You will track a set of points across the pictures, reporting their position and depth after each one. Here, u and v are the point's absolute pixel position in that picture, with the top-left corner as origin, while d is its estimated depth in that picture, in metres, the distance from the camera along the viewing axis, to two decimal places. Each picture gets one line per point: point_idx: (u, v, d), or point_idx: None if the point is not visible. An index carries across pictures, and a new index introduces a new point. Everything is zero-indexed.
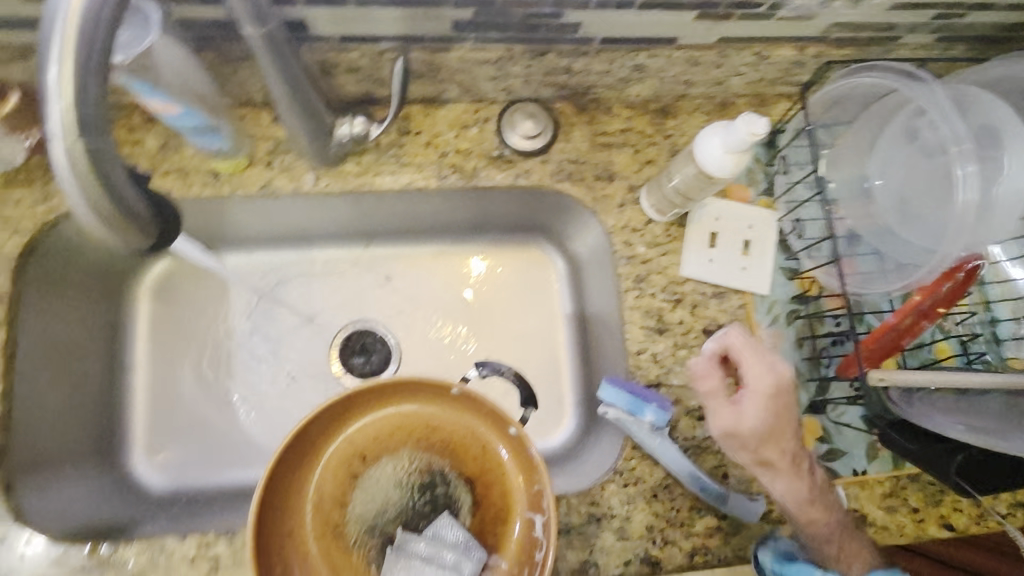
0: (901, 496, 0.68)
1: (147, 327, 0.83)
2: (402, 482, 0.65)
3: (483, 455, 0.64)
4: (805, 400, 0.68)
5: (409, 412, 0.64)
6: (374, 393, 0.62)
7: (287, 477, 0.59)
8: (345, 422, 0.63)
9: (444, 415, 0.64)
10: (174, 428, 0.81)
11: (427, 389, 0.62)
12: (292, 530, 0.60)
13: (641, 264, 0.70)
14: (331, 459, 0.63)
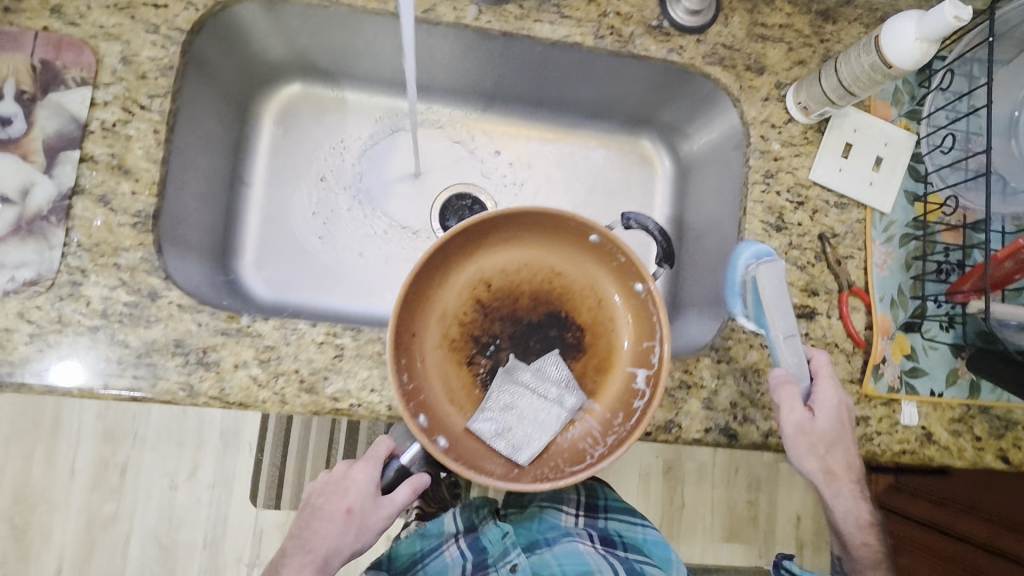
0: (967, 423, 0.72)
1: (269, 147, 0.85)
2: (517, 317, 0.72)
3: (597, 308, 0.71)
4: (902, 318, 0.71)
5: (539, 255, 0.71)
6: (518, 227, 0.68)
7: (426, 281, 0.66)
8: (483, 250, 0.70)
9: (570, 265, 0.71)
10: (283, 247, 0.84)
11: (567, 234, 0.69)
12: (419, 334, 0.67)
13: (772, 160, 0.72)
14: (461, 281, 0.70)
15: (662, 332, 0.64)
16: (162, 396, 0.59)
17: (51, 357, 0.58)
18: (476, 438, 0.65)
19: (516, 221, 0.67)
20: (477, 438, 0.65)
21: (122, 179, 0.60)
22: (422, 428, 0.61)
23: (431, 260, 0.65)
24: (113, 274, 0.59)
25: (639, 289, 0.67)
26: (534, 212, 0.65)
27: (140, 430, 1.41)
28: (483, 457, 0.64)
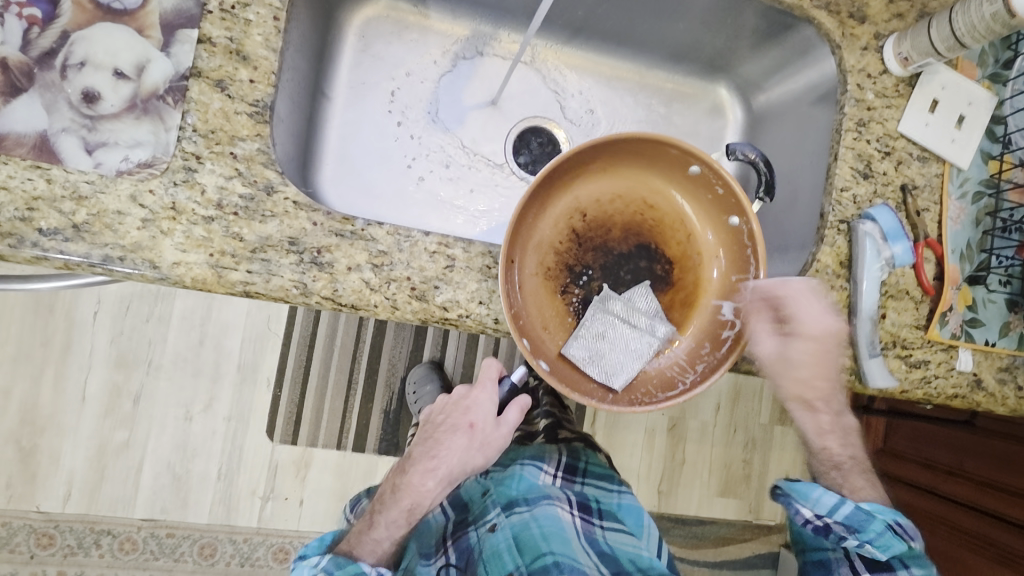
0: (1013, 372, 0.77)
1: (350, 62, 0.83)
2: (608, 249, 0.72)
3: (687, 242, 0.72)
4: (968, 271, 0.76)
5: (634, 187, 0.71)
6: (620, 154, 0.68)
7: (532, 203, 0.65)
8: (581, 178, 0.69)
9: (663, 197, 0.71)
10: (360, 164, 0.82)
11: (666, 163, 0.69)
12: (519, 262, 0.66)
13: (866, 110, 0.75)
14: (558, 209, 0.69)
15: (759, 265, 0.66)
16: (276, 293, 0.58)
17: (165, 245, 0.55)
18: (573, 366, 0.66)
19: (621, 147, 0.66)
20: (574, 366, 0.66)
21: (240, 66, 0.58)
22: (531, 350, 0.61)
23: (539, 185, 0.64)
24: (230, 164, 0.57)
25: (735, 223, 0.68)
26: (644, 139, 0.65)
27: (155, 359, 1.37)
28: (582, 383, 0.65)
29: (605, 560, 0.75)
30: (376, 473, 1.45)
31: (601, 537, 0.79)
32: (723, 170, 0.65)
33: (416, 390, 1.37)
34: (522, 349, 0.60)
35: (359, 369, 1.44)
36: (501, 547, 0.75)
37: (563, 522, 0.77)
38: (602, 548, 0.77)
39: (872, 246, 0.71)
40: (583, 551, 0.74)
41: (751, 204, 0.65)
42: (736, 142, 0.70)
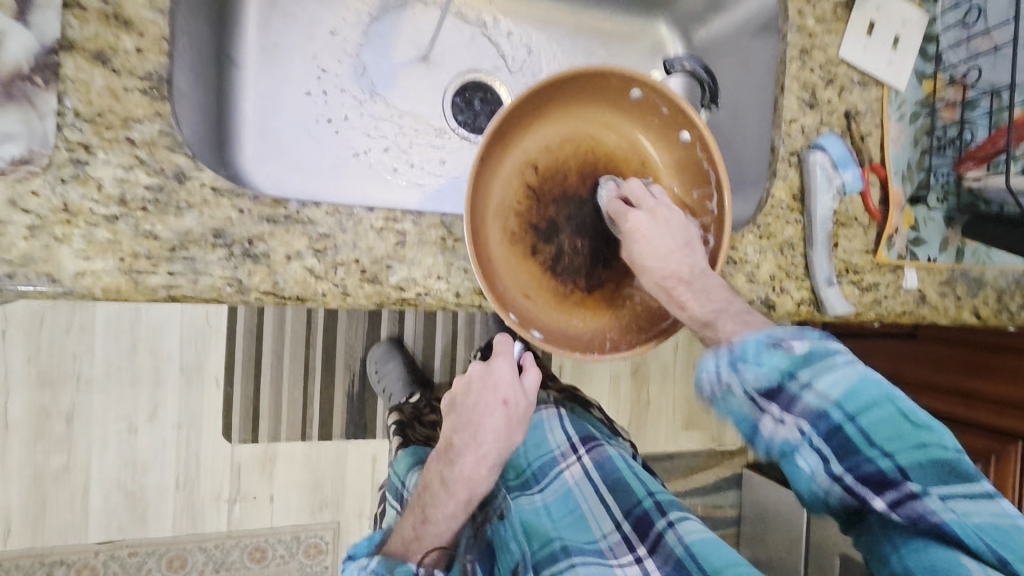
0: (952, 284, 0.81)
1: (256, 21, 0.73)
2: (569, 196, 0.68)
3: (644, 169, 0.69)
4: (909, 191, 0.77)
5: (579, 126, 0.67)
6: (557, 96, 0.64)
7: (480, 167, 0.59)
8: (526, 130, 0.64)
9: (610, 128, 0.68)
10: (285, 136, 0.74)
11: (605, 95, 0.65)
12: (483, 233, 0.61)
13: (807, 37, 0.74)
14: (508, 168, 0.64)
15: (718, 177, 0.63)
16: (207, 294, 0.51)
17: (63, 254, 0.48)
18: (561, 327, 0.63)
19: (559, 89, 0.62)
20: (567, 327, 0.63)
21: (122, 33, 0.50)
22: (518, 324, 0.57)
23: (485, 147, 0.59)
24: (128, 152, 0.50)
25: (686, 138, 0.65)
26: (579, 73, 0.61)
27: (84, 372, 1.25)
28: (576, 341, 0.62)
29: (618, 488, 0.80)
30: (347, 458, 1.40)
31: (613, 464, 0.82)
32: (663, 88, 0.62)
33: (378, 370, 1.33)
34: (507, 323, 0.57)
35: (315, 356, 1.36)
36: (509, 536, 0.75)
37: (570, 488, 0.81)
38: (615, 477, 0.81)
39: (823, 175, 0.71)
40: (597, 510, 0.78)
41: (698, 114, 0.62)
42: (671, 58, 0.75)
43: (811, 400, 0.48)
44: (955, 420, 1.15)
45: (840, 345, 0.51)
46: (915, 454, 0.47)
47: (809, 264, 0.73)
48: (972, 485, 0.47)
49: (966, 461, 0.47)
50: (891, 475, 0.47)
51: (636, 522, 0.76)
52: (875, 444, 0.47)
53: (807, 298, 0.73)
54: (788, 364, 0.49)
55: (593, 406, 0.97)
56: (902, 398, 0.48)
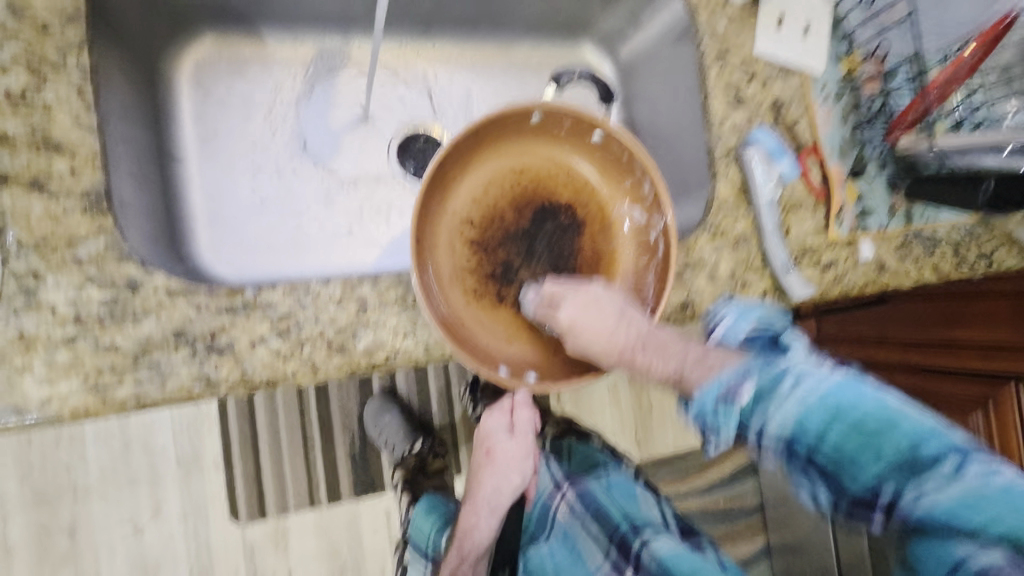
0: (909, 248, 0.83)
1: (192, 115, 0.75)
2: (513, 232, 0.68)
3: (572, 179, 0.69)
4: (849, 166, 0.80)
5: (495, 168, 0.66)
6: (464, 155, 0.62)
7: (419, 255, 0.59)
8: (448, 194, 0.63)
9: (525, 155, 0.67)
10: (237, 222, 0.75)
11: (505, 131, 0.63)
12: (445, 303, 0.61)
13: (721, 40, 0.77)
14: (446, 235, 0.63)
15: (642, 165, 0.63)
16: (177, 395, 0.52)
17: (25, 383, 0.48)
18: (549, 359, 0.63)
19: (462, 149, 0.61)
20: (557, 356, 0.63)
21: (54, 158, 0.50)
22: (505, 376, 0.58)
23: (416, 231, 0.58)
24: (76, 271, 0.50)
25: (598, 138, 0.64)
26: (473, 130, 0.60)
27: (81, 481, 1.23)
28: (567, 366, 0.63)
29: (600, 518, 0.79)
30: (360, 518, 1.38)
31: (594, 493, 0.82)
32: (558, 106, 0.60)
33: (375, 425, 1.31)
34: (498, 380, 0.57)
35: (311, 422, 1.34)
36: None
37: (566, 528, 0.82)
38: (596, 506, 0.80)
39: (761, 168, 0.73)
40: (588, 542, 0.79)
41: (598, 115, 0.61)
42: (561, 72, 0.87)
43: (768, 438, 0.45)
44: (943, 372, 1.16)
45: (788, 366, 0.46)
46: (890, 465, 0.41)
47: (765, 253, 0.75)
48: (947, 472, 0.40)
49: (937, 454, 0.41)
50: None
51: (619, 548, 0.75)
52: (844, 467, 0.43)
53: (770, 286, 0.75)
54: (742, 412, 0.46)
55: (591, 434, 0.94)
56: (853, 408, 0.43)
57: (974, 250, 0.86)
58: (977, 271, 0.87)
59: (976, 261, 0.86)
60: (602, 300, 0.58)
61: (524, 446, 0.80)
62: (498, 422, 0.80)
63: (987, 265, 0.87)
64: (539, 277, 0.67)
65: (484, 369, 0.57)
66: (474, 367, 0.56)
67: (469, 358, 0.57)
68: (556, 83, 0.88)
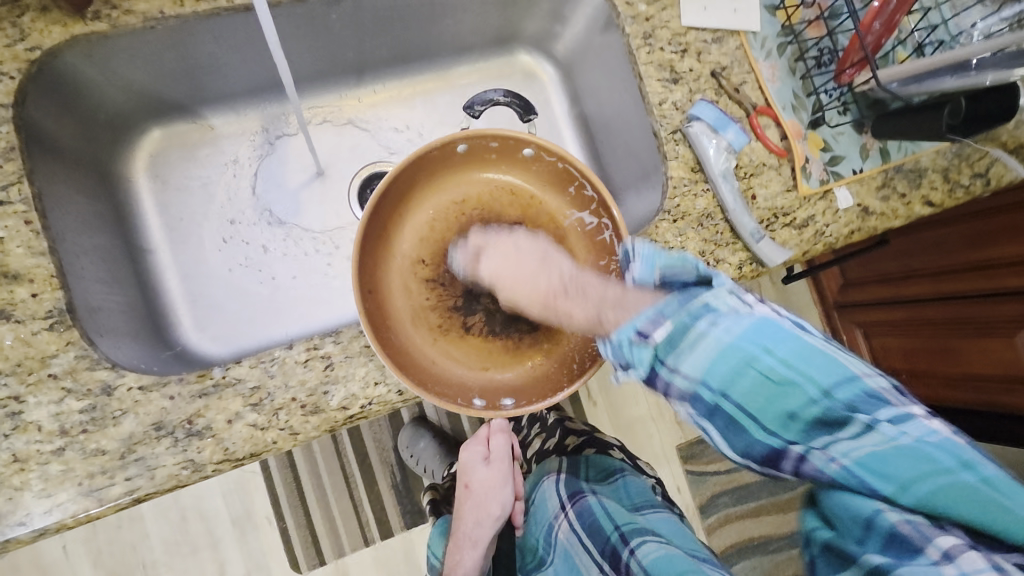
0: (891, 185, 0.78)
1: (155, 207, 0.78)
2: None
3: (515, 196, 0.70)
4: (807, 118, 0.77)
5: (436, 204, 0.67)
6: (398, 199, 0.64)
7: (372, 308, 0.60)
8: (392, 240, 0.65)
9: (462, 185, 0.68)
10: (216, 300, 0.78)
11: (435, 167, 0.65)
12: (410, 347, 0.62)
13: (645, 21, 0.75)
14: (399, 281, 0.65)
15: (578, 170, 0.63)
16: (167, 484, 0.54)
17: (26, 499, 0.52)
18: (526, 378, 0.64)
19: (392, 196, 0.62)
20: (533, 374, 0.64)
21: (15, 286, 0.54)
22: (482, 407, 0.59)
23: (365, 284, 0.60)
24: (54, 387, 0.53)
25: (530, 153, 0.65)
26: (398, 175, 0.61)
27: (148, 557, 1.27)
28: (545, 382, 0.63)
29: (593, 531, 0.77)
30: (415, 550, 1.34)
31: (591, 508, 0.80)
32: (480, 131, 0.61)
33: (411, 453, 1.30)
34: (474, 413, 0.58)
35: (350, 463, 1.33)
36: None
37: (569, 549, 0.79)
38: (591, 521, 0.79)
39: (708, 142, 0.71)
40: (584, 557, 0.76)
41: (522, 132, 0.62)
42: (470, 99, 0.89)
43: (681, 384, 0.48)
44: (976, 297, 1.07)
45: (713, 305, 0.49)
46: (807, 410, 0.46)
47: (733, 225, 0.72)
48: (855, 426, 0.46)
49: (840, 403, 0.46)
50: (790, 441, 0.47)
51: (610, 561, 0.72)
52: (753, 413, 0.47)
53: (745, 257, 0.72)
54: (655, 354, 0.48)
55: (612, 445, 0.96)
56: (764, 359, 0.47)
57: (965, 171, 0.80)
58: (976, 193, 0.80)
59: (972, 183, 0.80)
60: (523, 244, 0.62)
61: (501, 472, 0.88)
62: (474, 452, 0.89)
63: (986, 184, 0.80)
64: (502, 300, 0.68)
65: (459, 405, 0.59)
66: (445, 406, 0.57)
67: (441, 397, 0.58)
68: (472, 113, 0.90)
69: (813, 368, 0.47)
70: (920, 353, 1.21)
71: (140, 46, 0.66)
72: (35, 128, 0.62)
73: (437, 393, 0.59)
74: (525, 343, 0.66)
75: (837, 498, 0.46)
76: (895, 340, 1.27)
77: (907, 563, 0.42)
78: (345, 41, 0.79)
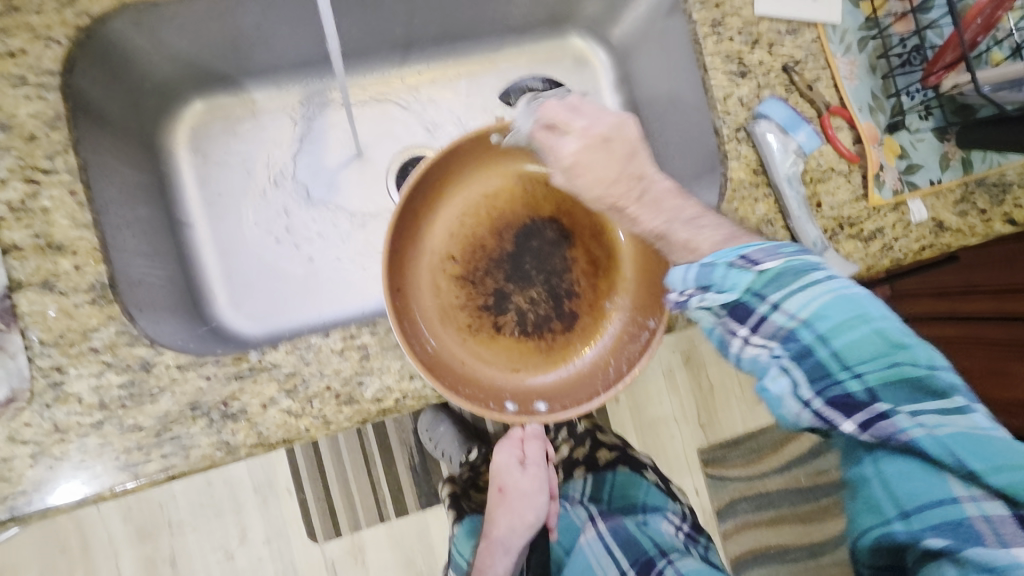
0: (970, 199, 0.72)
1: (196, 181, 0.77)
2: (497, 259, 0.65)
3: (546, 189, 0.66)
4: (884, 122, 0.71)
5: (464, 199, 0.64)
6: (432, 190, 0.62)
7: (401, 309, 0.58)
8: (419, 239, 0.62)
9: (490, 179, 0.65)
10: (253, 278, 0.77)
11: (463, 159, 0.62)
12: (438, 347, 0.59)
13: (715, 8, 0.70)
14: (426, 280, 0.62)
15: None
16: (200, 464, 0.54)
17: (65, 469, 0.52)
18: (560, 381, 0.60)
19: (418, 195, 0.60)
20: (569, 378, 0.61)
21: (59, 258, 0.54)
22: (517, 412, 0.56)
23: (392, 285, 0.57)
24: (94, 360, 0.54)
25: None
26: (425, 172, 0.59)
27: (175, 515, 1.30)
28: (581, 387, 0.59)
29: (625, 543, 0.83)
30: (432, 528, 1.35)
31: (624, 525, 0.86)
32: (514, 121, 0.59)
33: (431, 436, 1.27)
34: (508, 419, 0.55)
35: (373, 440, 1.34)
36: None
37: (584, 551, 0.87)
38: (624, 536, 0.85)
39: (776, 143, 0.66)
40: (607, 561, 0.83)
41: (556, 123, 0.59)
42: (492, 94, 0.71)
43: (778, 320, 0.47)
44: None
45: (826, 260, 0.48)
46: (882, 372, 0.46)
47: (794, 234, 0.68)
48: (946, 402, 0.45)
49: (941, 378, 0.45)
50: (863, 400, 0.46)
51: (641, 568, 0.79)
52: (847, 366, 0.46)
53: None
54: (754, 281, 0.47)
55: (644, 467, 0.97)
56: (878, 320, 0.46)
57: None
58: None
59: None
60: (591, 106, 0.59)
61: (535, 479, 0.89)
62: (512, 455, 0.92)
63: None
64: (534, 298, 0.65)
65: (492, 410, 0.56)
66: (474, 408, 0.53)
67: (471, 400, 0.55)
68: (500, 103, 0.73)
69: (925, 347, 0.45)
70: (972, 374, 1.18)
71: (189, 14, 0.65)
72: (83, 96, 0.61)
73: (467, 396, 0.56)
74: (559, 342, 0.63)
75: (878, 486, 0.47)
76: (945, 357, 1.23)
77: (974, 546, 0.42)
78: (396, 17, 0.76)
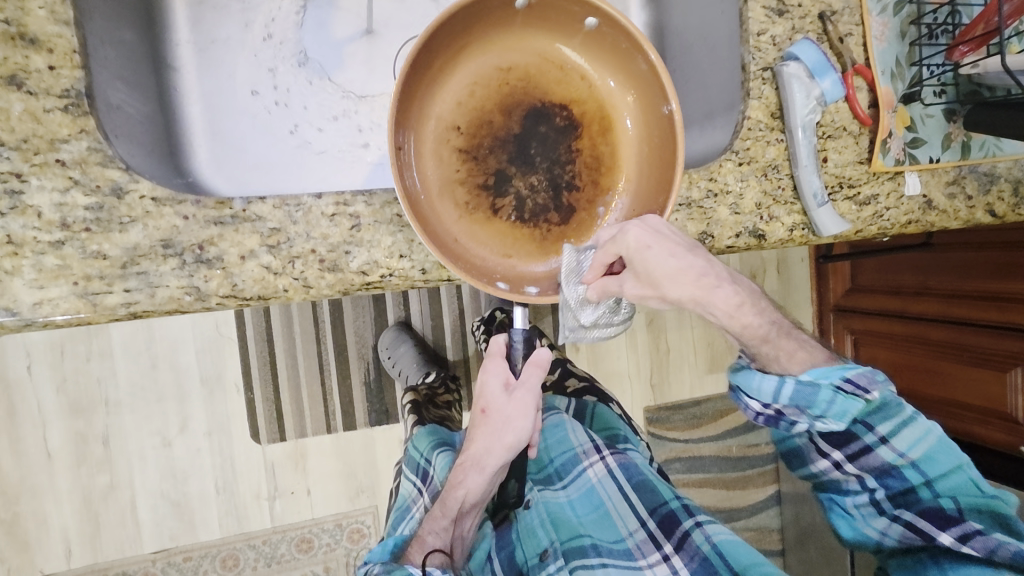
0: (960, 184, 0.74)
1: (187, 21, 0.71)
2: (503, 139, 0.62)
3: (564, 73, 0.63)
4: (901, 90, 0.71)
5: (478, 67, 0.60)
6: (440, 51, 0.57)
7: (399, 171, 0.55)
8: (427, 103, 0.58)
9: (508, 51, 0.61)
10: (237, 134, 0.72)
11: (481, 22, 0.57)
12: (434, 219, 0.57)
13: None
14: (429, 148, 0.59)
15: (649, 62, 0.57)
16: (167, 306, 0.51)
17: (16, 286, 0.48)
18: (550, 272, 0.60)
19: (429, 51, 0.55)
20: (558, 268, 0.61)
21: (32, 52, 0.49)
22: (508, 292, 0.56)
23: (394, 145, 0.54)
24: (60, 174, 0.49)
25: (589, 21, 0.59)
26: (440, 26, 0.54)
27: (112, 395, 1.25)
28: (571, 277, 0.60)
29: (644, 488, 0.79)
30: (375, 445, 1.36)
31: (636, 465, 0.83)
32: None
33: (390, 356, 1.26)
34: (499, 295, 0.56)
35: (328, 352, 1.29)
36: (536, 524, 0.79)
37: (595, 486, 0.82)
38: (638, 477, 0.81)
39: (799, 89, 0.66)
40: (623, 506, 0.79)
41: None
42: None
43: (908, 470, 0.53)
44: (987, 328, 1.08)
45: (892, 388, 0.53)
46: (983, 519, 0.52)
47: (797, 183, 0.68)
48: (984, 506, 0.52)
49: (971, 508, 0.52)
50: (951, 513, 0.52)
51: (660, 521, 0.76)
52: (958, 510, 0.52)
53: (799, 222, 0.69)
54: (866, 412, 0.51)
55: (611, 400, 1.00)
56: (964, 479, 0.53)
57: None
58: None
59: None
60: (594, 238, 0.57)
61: (523, 406, 0.70)
62: (496, 373, 0.71)
63: None
64: (535, 186, 0.63)
65: (485, 284, 0.56)
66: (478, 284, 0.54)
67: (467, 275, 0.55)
68: None
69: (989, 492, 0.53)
70: (906, 370, 1.24)
71: None
72: None
73: (463, 271, 0.55)
74: (552, 236, 0.62)
75: None
76: (886, 352, 1.29)
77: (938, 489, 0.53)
78: None
